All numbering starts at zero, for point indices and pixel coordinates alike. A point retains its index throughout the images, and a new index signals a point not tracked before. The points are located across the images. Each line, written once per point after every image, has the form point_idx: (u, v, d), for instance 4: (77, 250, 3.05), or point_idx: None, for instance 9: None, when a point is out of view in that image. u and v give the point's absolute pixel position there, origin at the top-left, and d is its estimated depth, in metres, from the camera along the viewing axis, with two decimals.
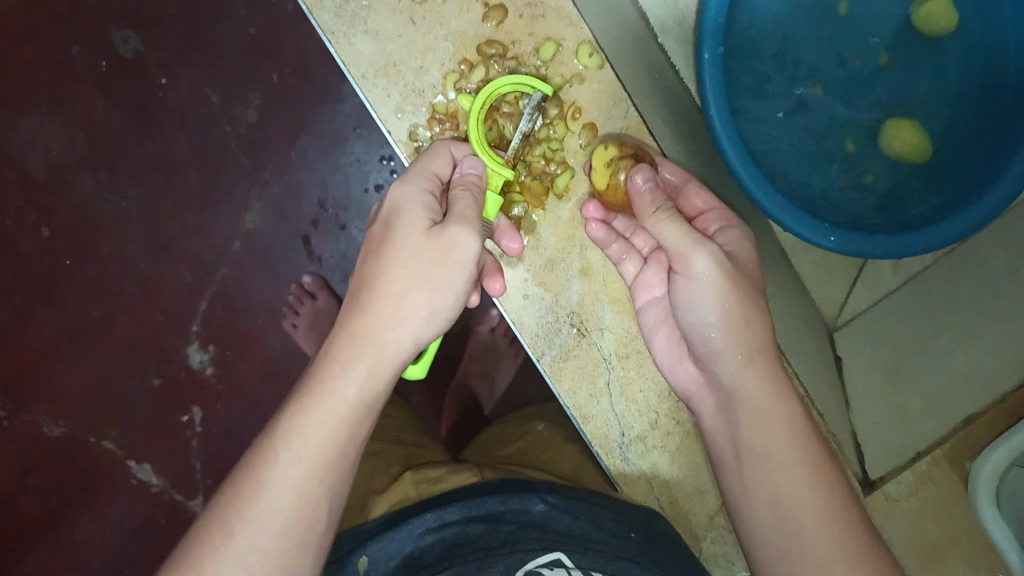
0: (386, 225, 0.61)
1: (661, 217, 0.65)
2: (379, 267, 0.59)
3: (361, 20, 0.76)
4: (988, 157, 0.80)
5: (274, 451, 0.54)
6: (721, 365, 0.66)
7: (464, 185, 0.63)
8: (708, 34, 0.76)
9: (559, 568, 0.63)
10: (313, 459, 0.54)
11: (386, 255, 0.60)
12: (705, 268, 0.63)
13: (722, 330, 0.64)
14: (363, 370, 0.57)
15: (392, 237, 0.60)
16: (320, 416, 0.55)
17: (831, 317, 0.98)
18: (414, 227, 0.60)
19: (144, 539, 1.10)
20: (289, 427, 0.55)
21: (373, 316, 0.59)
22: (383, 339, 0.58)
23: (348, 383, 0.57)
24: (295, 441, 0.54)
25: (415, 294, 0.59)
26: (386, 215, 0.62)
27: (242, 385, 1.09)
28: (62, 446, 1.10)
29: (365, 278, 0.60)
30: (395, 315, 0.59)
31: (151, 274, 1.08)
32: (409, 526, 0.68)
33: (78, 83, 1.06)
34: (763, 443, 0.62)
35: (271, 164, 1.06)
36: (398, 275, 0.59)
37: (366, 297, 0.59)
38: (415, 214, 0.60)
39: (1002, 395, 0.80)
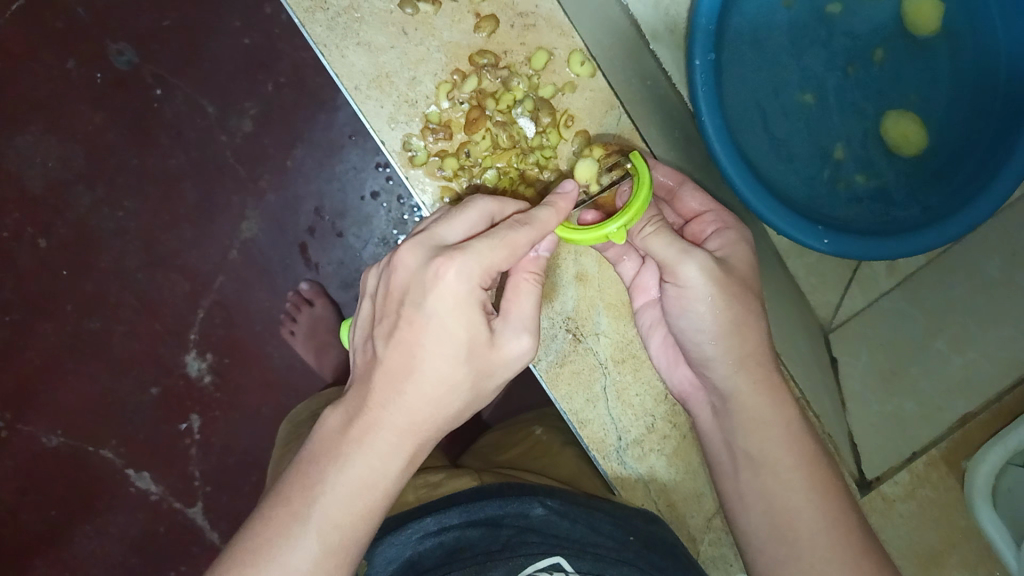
0: (427, 312, 0.53)
1: (648, 231, 0.64)
2: (424, 361, 0.54)
3: (353, 32, 0.77)
4: (982, 160, 0.81)
5: (298, 537, 0.52)
6: (714, 369, 0.66)
7: (533, 275, 0.60)
8: (700, 40, 0.77)
9: (558, 573, 0.64)
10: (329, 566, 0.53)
11: (432, 351, 0.54)
12: (696, 277, 0.63)
13: (716, 337, 0.64)
14: (396, 469, 0.55)
15: (444, 333, 0.53)
16: (348, 511, 0.53)
17: (826, 319, 0.96)
18: (472, 325, 0.54)
19: (145, 546, 1.10)
20: (314, 517, 0.52)
21: (412, 417, 0.54)
22: (419, 438, 0.55)
23: (382, 481, 0.54)
24: (320, 537, 0.52)
25: (458, 399, 0.56)
26: (432, 297, 0.53)
27: (241, 393, 1.10)
28: (62, 458, 1.10)
29: (406, 367, 0.54)
30: (432, 416, 0.55)
31: (148, 284, 1.09)
32: (408, 529, 0.69)
33: (73, 96, 1.06)
34: (759, 448, 0.64)
35: (267, 174, 1.06)
36: (445, 378, 0.54)
37: (406, 390, 0.54)
38: (474, 314, 0.54)
39: (999, 396, 0.84)
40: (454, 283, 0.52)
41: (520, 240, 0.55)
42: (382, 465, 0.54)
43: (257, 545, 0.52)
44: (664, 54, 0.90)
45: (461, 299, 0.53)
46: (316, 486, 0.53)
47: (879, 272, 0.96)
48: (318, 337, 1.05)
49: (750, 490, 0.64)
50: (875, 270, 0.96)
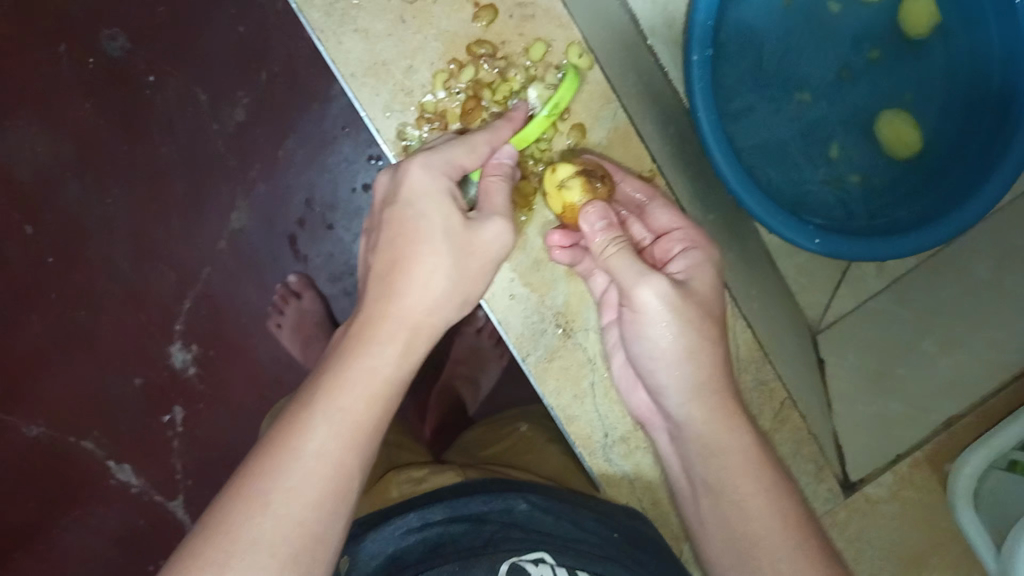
0: (410, 208, 0.60)
1: (609, 252, 0.66)
2: (411, 254, 0.60)
3: (351, 19, 0.76)
4: (973, 162, 0.81)
5: (314, 424, 0.52)
6: (669, 398, 0.67)
7: (498, 177, 0.66)
8: (697, 38, 0.77)
9: (542, 565, 0.64)
10: (349, 431, 0.53)
11: (417, 241, 0.60)
12: (653, 302, 0.65)
13: (670, 364, 0.66)
14: (397, 354, 0.57)
15: (426, 223, 0.60)
16: (359, 394, 0.54)
17: (815, 321, 0.97)
18: (445, 211, 0.61)
19: (124, 539, 1.10)
20: (328, 397, 0.53)
21: (409, 299, 0.59)
22: (414, 323, 0.59)
23: (386, 363, 0.56)
24: (337, 419, 0.53)
25: (445, 284, 0.60)
26: (410, 194, 0.61)
27: (226, 387, 1.09)
28: (43, 449, 1.09)
29: (397, 259, 0.60)
30: (426, 301, 0.60)
31: (134, 273, 1.08)
32: (390, 526, 0.69)
33: (64, 82, 1.05)
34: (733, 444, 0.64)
35: (258, 165, 1.06)
36: (433, 257, 0.60)
37: (399, 282, 0.59)
38: (445, 199, 0.61)
39: (984, 398, 0.84)
40: (421, 175, 0.61)
41: (480, 142, 0.65)
42: (383, 351, 0.57)
43: (273, 444, 0.52)
44: (661, 49, 0.91)
45: (429, 187, 0.61)
46: (323, 384, 0.54)
47: (868, 272, 0.98)
48: (303, 332, 1.05)
49: (712, 509, 0.64)
50: (864, 271, 0.98)
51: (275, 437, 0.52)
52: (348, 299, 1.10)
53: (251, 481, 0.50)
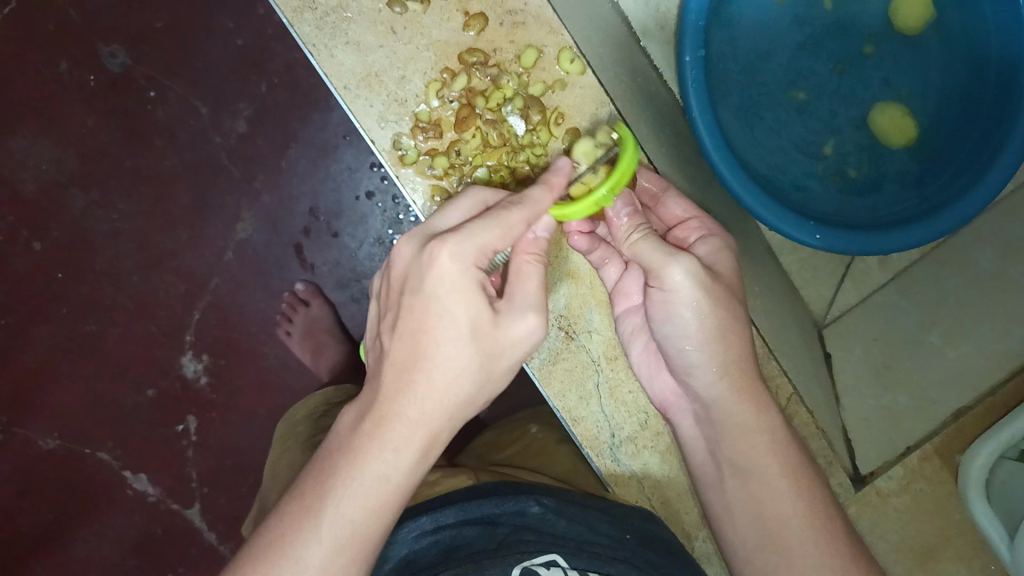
0: (436, 301, 0.55)
1: (635, 236, 0.64)
2: (431, 350, 0.55)
3: (342, 32, 0.77)
4: (974, 153, 0.80)
5: (314, 534, 0.52)
6: (697, 378, 0.66)
7: (533, 257, 0.60)
8: (690, 36, 0.77)
9: (554, 568, 0.64)
10: (351, 546, 0.53)
11: (440, 338, 0.55)
12: (683, 283, 0.62)
13: (701, 343, 0.64)
14: (411, 458, 0.55)
15: (448, 322, 0.55)
16: (364, 507, 0.53)
17: (820, 314, 0.98)
18: (472, 305, 0.55)
19: (143, 548, 1.11)
20: (331, 508, 0.53)
21: (428, 403, 0.55)
22: (432, 425, 0.56)
23: (396, 471, 0.55)
24: (337, 531, 0.53)
25: (468, 384, 0.56)
26: (436, 285, 0.54)
27: (237, 395, 1.10)
28: (60, 460, 1.10)
29: (416, 357, 0.55)
30: (444, 403, 0.56)
31: (143, 286, 1.09)
32: (407, 527, 0.69)
33: (67, 99, 1.06)
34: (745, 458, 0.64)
35: (261, 175, 1.06)
36: (457, 360, 0.55)
37: (418, 381, 0.55)
38: (473, 296, 0.55)
39: (993, 389, 0.83)
40: (451, 266, 0.54)
41: (514, 220, 0.57)
42: (396, 456, 0.54)
43: (276, 548, 0.53)
44: (655, 50, 0.91)
45: (458, 281, 0.54)
46: (329, 482, 0.54)
47: (871, 268, 0.97)
48: (314, 337, 1.06)
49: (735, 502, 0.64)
50: (867, 266, 0.98)
51: (278, 537, 0.53)
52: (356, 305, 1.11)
53: None
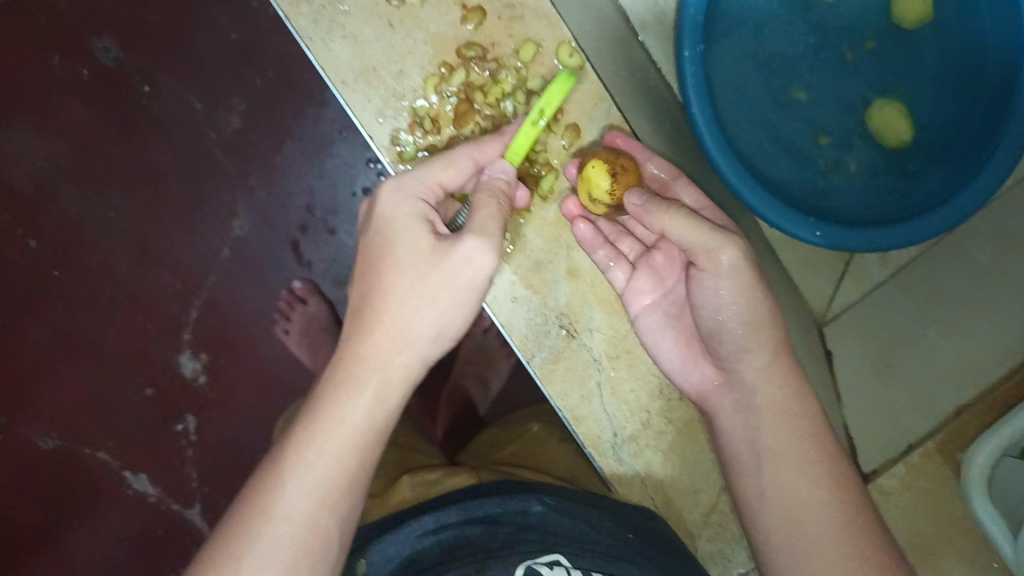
0: (381, 235, 0.61)
1: (677, 214, 0.64)
2: (384, 286, 0.60)
3: (339, 25, 0.76)
4: (978, 141, 0.79)
5: (281, 481, 0.55)
6: (746, 360, 0.65)
7: (490, 192, 0.63)
8: (688, 31, 0.75)
9: (558, 567, 0.63)
10: (323, 467, 0.55)
11: (385, 273, 0.60)
12: (733, 261, 0.63)
13: (755, 323, 0.64)
14: (369, 398, 0.58)
15: (394, 253, 0.60)
16: (323, 447, 0.56)
17: (820, 311, 0.96)
18: (413, 236, 0.61)
19: (142, 549, 1.10)
20: (298, 449, 0.56)
21: (379, 339, 0.59)
22: (388, 362, 0.59)
23: (355, 411, 0.58)
24: (303, 472, 0.55)
25: (418, 321, 0.60)
26: (379, 221, 0.62)
27: (235, 393, 1.09)
28: (57, 459, 1.09)
29: (367, 296, 0.61)
30: (398, 340, 0.60)
31: (139, 285, 1.08)
32: (406, 528, 0.68)
33: (62, 95, 1.05)
34: (780, 444, 0.64)
35: (257, 171, 1.05)
36: (402, 298, 0.60)
37: (370, 318, 0.60)
38: (413, 224, 0.61)
39: (992, 386, 0.83)
40: (391, 197, 0.62)
41: (454, 155, 0.65)
42: (351, 396, 0.58)
43: (248, 503, 0.55)
44: (654, 45, 0.89)
45: (398, 211, 0.61)
46: (295, 433, 0.57)
47: (870, 261, 0.96)
48: (311, 336, 1.05)
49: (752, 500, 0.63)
50: (866, 260, 0.96)
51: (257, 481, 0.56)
52: None
53: (230, 533, 0.54)
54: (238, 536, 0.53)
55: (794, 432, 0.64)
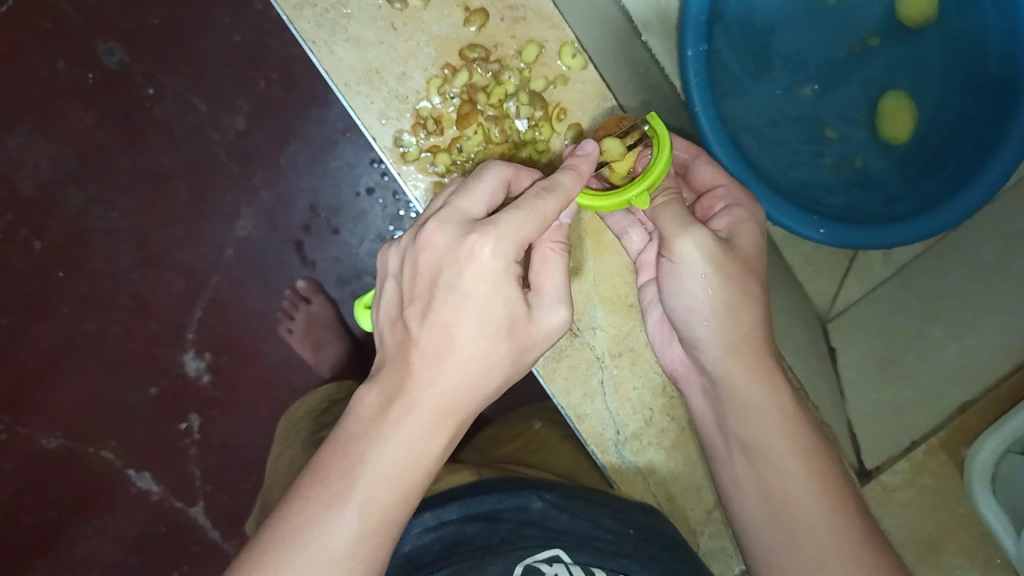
0: (473, 285, 0.52)
1: (660, 201, 0.64)
2: (467, 338, 0.52)
3: (342, 28, 0.76)
4: (979, 141, 0.79)
5: (343, 520, 0.49)
6: (704, 351, 0.64)
7: (557, 245, 0.61)
8: (691, 31, 0.76)
9: (557, 564, 0.64)
10: (382, 527, 0.50)
11: (469, 330, 0.52)
12: (691, 253, 0.62)
13: (709, 318, 0.62)
14: (437, 453, 0.52)
15: (487, 308, 0.52)
16: (389, 495, 0.50)
17: (824, 309, 0.98)
18: (507, 302, 0.53)
19: (146, 548, 1.10)
20: (355, 498, 0.49)
21: (457, 393, 0.53)
22: (458, 418, 0.53)
23: (424, 463, 0.52)
24: (367, 517, 0.49)
25: (493, 379, 0.54)
26: (473, 272, 0.51)
27: (238, 392, 1.10)
28: (61, 458, 1.10)
29: (444, 350, 0.52)
30: (473, 395, 0.53)
31: (143, 284, 1.08)
32: (409, 524, 0.69)
33: (66, 97, 1.05)
34: (754, 433, 0.61)
35: (261, 172, 1.06)
36: (486, 356, 0.53)
37: (445, 367, 0.52)
38: (509, 286, 0.52)
39: (997, 381, 0.81)
40: (492, 261, 0.51)
41: (548, 211, 0.54)
42: (421, 448, 0.52)
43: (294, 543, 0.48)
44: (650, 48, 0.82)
45: (497, 276, 0.52)
46: (353, 470, 0.50)
47: (873, 261, 0.98)
48: (315, 335, 1.07)
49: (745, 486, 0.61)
50: (870, 260, 0.98)
51: (303, 519, 0.49)
52: (357, 302, 1.11)
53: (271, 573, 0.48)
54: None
55: (774, 429, 0.60)
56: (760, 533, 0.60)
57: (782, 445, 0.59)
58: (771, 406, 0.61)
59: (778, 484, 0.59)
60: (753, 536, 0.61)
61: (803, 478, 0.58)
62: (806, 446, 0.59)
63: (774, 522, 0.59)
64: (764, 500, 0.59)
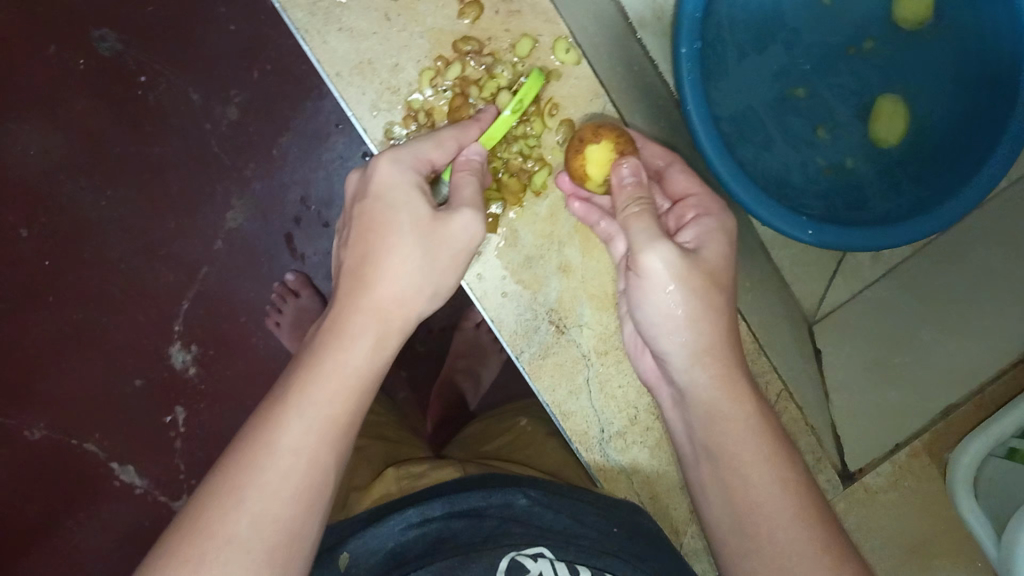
0: (386, 203, 0.61)
1: (632, 211, 0.63)
2: (383, 245, 0.60)
3: (336, 17, 0.76)
4: (970, 149, 0.80)
5: (287, 416, 0.54)
6: (673, 362, 0.65)
7: (467, 172, 0.67)
8: (685, 30, 0.76)
9: (542, 560, 0.64)
10: (325, 420, 0.55)
11: (387, 232, 0.60)
12: (658, 267, 0.62)
13: (675, 331, 0.64)
14: (370, 348, 0.58)
15: (397, 218, 0.61)
16: (328, 388, 0.55)
17: (811, 310, 0.95)
18: (412, 206, 0.61)
19: (129, 541, 1.10)
20: (302, 403, 0.54)
21: (377, 291, 0.60)
22: (387, 316, 0.60)
23: (357, 356, 0.57)
24: (308, 412, 0.54)
25: (417, 282, 0.61)
26: (378, 188, 0.62)
27: (226, 385, 1.09)
28: (45, 448, 1.09)
29: (367, 255, 0.60)
30: (395, 294, 0.60)
31: (131, 274, 1.08)
32: (390, 522, 0.67)
33: (57, 85, 1.05)
34: (717, 442, 0.62)
35: (252, 164, 1.06)
36: (401, 258, 0.60)
37: (376, 276, 0.60)
38: (411, 193, 0.62)
39: (980, 388, 0.85)
40: (390, 170, 0.62)
41: (444, 137, 0.66)
42: (355, 344, 0.58)
43: (245, 443, 0.53)
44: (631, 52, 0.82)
45: (397, 182, 0.62)
46: (295, 374, 0.56)
47: (862, 261, 0.96)
48: (303, 328, 1.03)
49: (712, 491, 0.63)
50: (858, 260, 0.96)
51: (254, 426, 0.54)
52: None
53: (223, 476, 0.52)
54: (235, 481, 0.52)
55: (737, 437, 0.61)
56: (727, 543, 0.61)
57: (749, 448, 0.61)
58: (736, 414, 0.62)
59: (743, 493, 0.60)
60: (723, 544, 0.62)
61: (762, 482, 0.59)
62: (772, 449, 0.61)
63: (741, 523, 0.60)
64: (736, 501, 0.60)
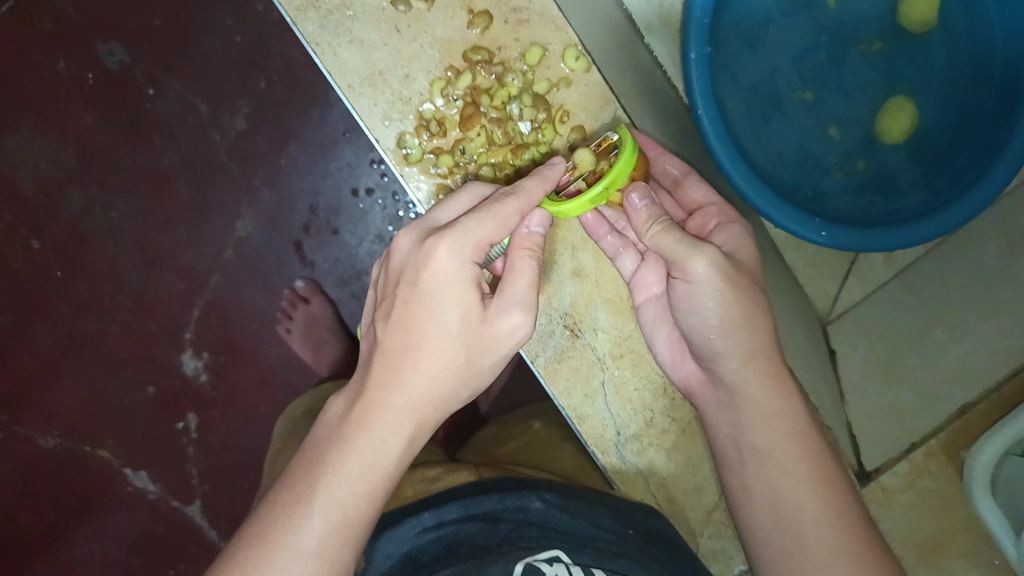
0: (428, 291, 0.55)
1: (656, 229, 0.63)
2: (421, 340, 0.56)
3: (345, 30, 0.76)
4: (985, 143, 0.80)
5: (304, 518, 0.53)
6: (723, 364, 0.64)
7: (529, 252, 0.60)
8: (694, 34, 0.76)
9: (557, 565, 0.63)
10: (342, 521, 0.54)
11: (431, 328, 0.56)
12: (705, 272, 0.61)
13: (726, 331, 0.62)
14: (397, 446, 0.56)
15: (439, 310, 0.55)
16: (353, 493, 0.54)
17: (825, 310, 1.00)
18: (462, 303, 0.56)
19: (144, 548, 1.10)
20: (317, 499, 0.53)
21: (412, 390, 0.56)
22: (420, 412, 0.57)
23: (388, 457, 0.56)
24: (328, 522, 0.53)
25: (453, 374, 0.57)
26: (431, 277, 0.55)
27: (238, 393, 1.09)
28: (60, 457, 1.10)
29: (406, 348, 0.56)
30: (431, 386, 0.57)
31: (142, 285, 1.08)
32: (408, 524, 0.69)
33: (66, 97, 1.05)
34: (764, 440, 0.62)
35: (261, 173, 1.06)
36: (436, 359, 0.56)
37: (405, 370, 0.56)
38: (465, 287, 0.56)
39: (997, 385, 0.82)
40: (448, 260, 0.55)
41: (508, 211, 0.56)
42: (383, 442, 0.55)
43: (264, 530, 0.53)
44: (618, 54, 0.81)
45: (453, 275, 0.55)
46: (317, 470, 0.54)
47: (875, 264, 0.99)
48: (314, 335, 1.06)
49: (757, 493, 0.62)
50: (871, 262, 0.99)
51: (272, 513, 0.54)
52: (357, 303, 1.10)
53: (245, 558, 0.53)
54: (252, 564, 0.52)
55: (778, 446, 0.61)
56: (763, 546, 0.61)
57: (789, 451, 0.61)
58: (786, 416, 0.62)
59: (787, 494, 0.60)
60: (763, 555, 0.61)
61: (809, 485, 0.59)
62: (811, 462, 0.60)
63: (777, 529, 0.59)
64: (773, 512, 0.60)
